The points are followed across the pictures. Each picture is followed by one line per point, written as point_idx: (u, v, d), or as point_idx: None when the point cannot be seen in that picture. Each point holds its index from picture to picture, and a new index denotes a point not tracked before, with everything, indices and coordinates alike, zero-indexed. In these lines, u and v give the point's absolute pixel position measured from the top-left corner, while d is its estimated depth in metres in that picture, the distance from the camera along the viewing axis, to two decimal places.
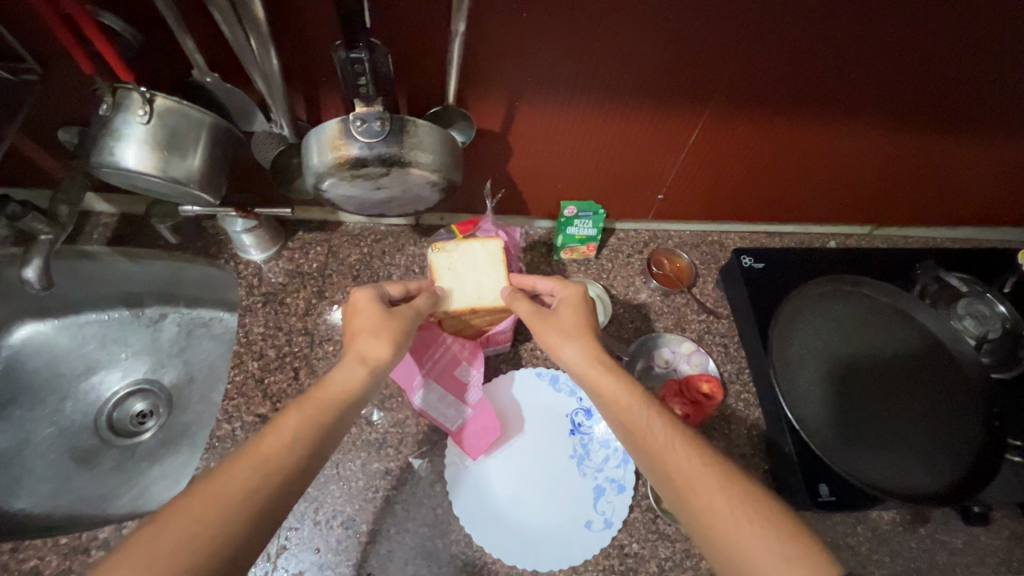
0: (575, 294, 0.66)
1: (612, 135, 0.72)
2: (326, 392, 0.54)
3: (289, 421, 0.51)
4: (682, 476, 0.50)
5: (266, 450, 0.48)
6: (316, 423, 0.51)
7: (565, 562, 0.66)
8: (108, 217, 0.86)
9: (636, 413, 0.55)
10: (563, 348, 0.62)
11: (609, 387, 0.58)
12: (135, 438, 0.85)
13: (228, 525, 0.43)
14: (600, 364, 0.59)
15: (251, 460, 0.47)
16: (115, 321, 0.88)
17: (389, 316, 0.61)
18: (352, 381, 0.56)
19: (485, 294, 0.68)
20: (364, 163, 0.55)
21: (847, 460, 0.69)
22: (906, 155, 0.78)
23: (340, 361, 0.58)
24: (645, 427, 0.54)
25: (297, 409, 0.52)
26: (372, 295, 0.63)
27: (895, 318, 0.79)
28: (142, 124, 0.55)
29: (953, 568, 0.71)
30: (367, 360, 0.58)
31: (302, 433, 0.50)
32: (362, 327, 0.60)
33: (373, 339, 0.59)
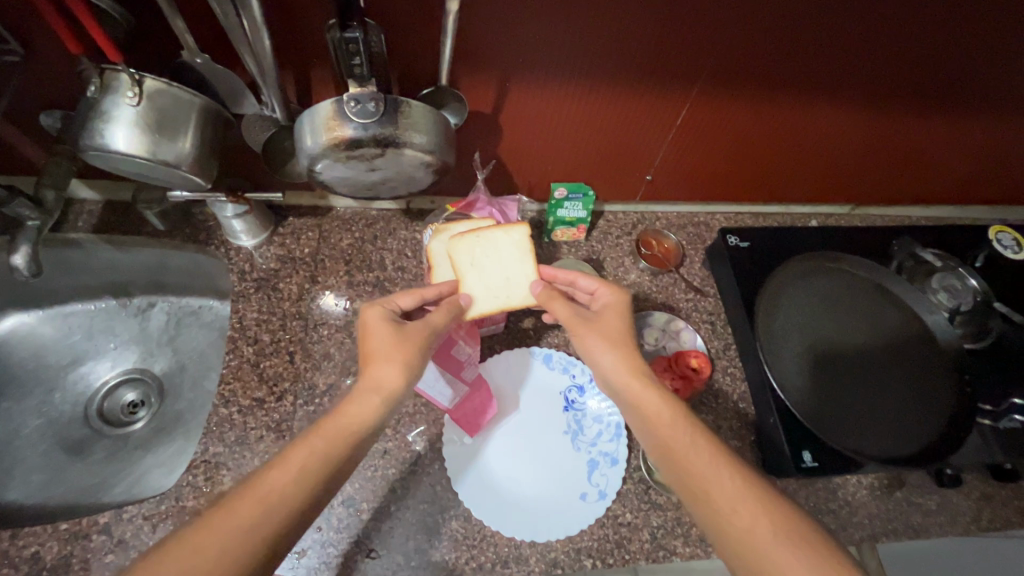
0: (619, 301, 0.67)
1: (602, 117, 0.73)
2: (341, 420, 0.54)
3: (298, 454, 0.50)
4: (722, 496, 0.51)
5: (268, 488, 0.47)
6: (326, 455, 0.51)
7: (561, 533, 0.68)
8: (92, 205, 0.84)
9: (675, 428, 0.56)
10: (603, 356, 0.62)
11: (645, 398, 0.58)
12: (128, 427, 0.85)
13: (230, 551, 0.43)
14: (639, 373, 0.60)
15: (254, 495, 0.47)
16: (102, 311, 0.87)
17: (401, 337, 0.59)
18: (365, 412, 0.55)
19: (515, 294, 0.70)
20: (358, 144, 0.55)
21: (830, 428, 0.72)
22: (884, 135, 0.81)
23: (355, 388, 0.57)
24: (688, 444, 0.54)
25: (308, 440, 0.51)
26: (382, 314, 0.61)
27: (874, 293, 0.82)
28: (131, 105, 0.55)
29: (926, 527, 0.76)
30: (381, 388, 0.56)
31: (309, 468, 0.50)
32: (373, 351, 0.58)
33: (387, 364, 0.57)
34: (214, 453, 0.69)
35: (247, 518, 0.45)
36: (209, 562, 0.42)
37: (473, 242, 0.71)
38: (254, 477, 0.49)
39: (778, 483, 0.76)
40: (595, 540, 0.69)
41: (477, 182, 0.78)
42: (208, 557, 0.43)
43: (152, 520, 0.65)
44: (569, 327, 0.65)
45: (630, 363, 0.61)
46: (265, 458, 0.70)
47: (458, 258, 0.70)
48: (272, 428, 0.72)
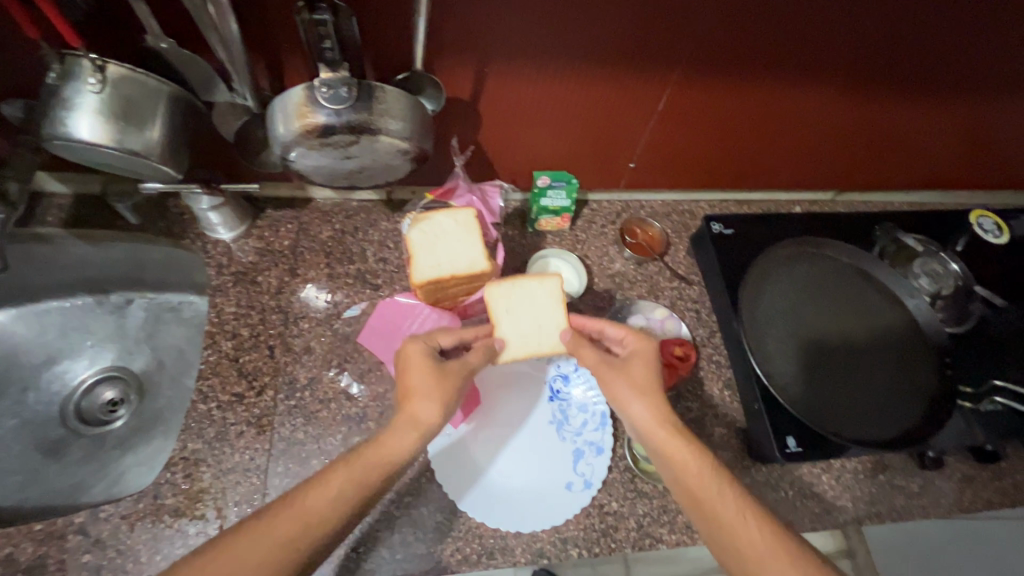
0: (647, 348, 0.66)
1: (584, 102, 0.72)
2: (378, 453, 0.56)
3: (335, 478, 0.53)
4: (752, 549, 0.53)
5: (305, 507, 0.51)
6: (359, 483, 0.53)
7: (547, 522, 0.68)
8: (62, 198, 0.81)
9: (706, 480, 0.57)
10: (631, 405, 0.62)
11: (672, 447, 0.59)
12: (107, 426, 0.84)
13: (265, 564, 0.47)
14: (667, 423, 0.61)
15: (294, 516, 0.50)
16: (77, 308, 0.83)
17: (442, 375, 0.61)
18: (402, 447, 0.57)
19: (545, 340, 0.68)
20: (332, 130, 0.54)
21: (813, 413, 0.72)
22: (865, 120, 0.81)
23: (393, 421, 0.58)
24: (717, 496, 0.56)
25: (345, 466, 0.54)
26: (423, 350, 0.62)
27: (856, 278, 0.83)
28: (93, 93, 0.53)
29: (909, 509, 0.76)
30: (419, 424, 0.58)
31: (345, 497, 0.52)
32: (413, 387, 0.60)
33: (428, 402, 0.59)
34: (193, 449, 0.68)
35: (283, 537, 0.49)
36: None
37: (506, 287, 0.69)
38: (293, 495, 0.52)
39: (763, 468, 0.76)
40: (581, 529, 0.69)
41: (457, 169, 0.77)
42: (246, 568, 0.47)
43: (130, 519, 0.63)
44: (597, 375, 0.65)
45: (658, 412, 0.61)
46: (246, 454, 0.69)
47: (494, 302, 0.67)
48: (253, 423, 0.70)
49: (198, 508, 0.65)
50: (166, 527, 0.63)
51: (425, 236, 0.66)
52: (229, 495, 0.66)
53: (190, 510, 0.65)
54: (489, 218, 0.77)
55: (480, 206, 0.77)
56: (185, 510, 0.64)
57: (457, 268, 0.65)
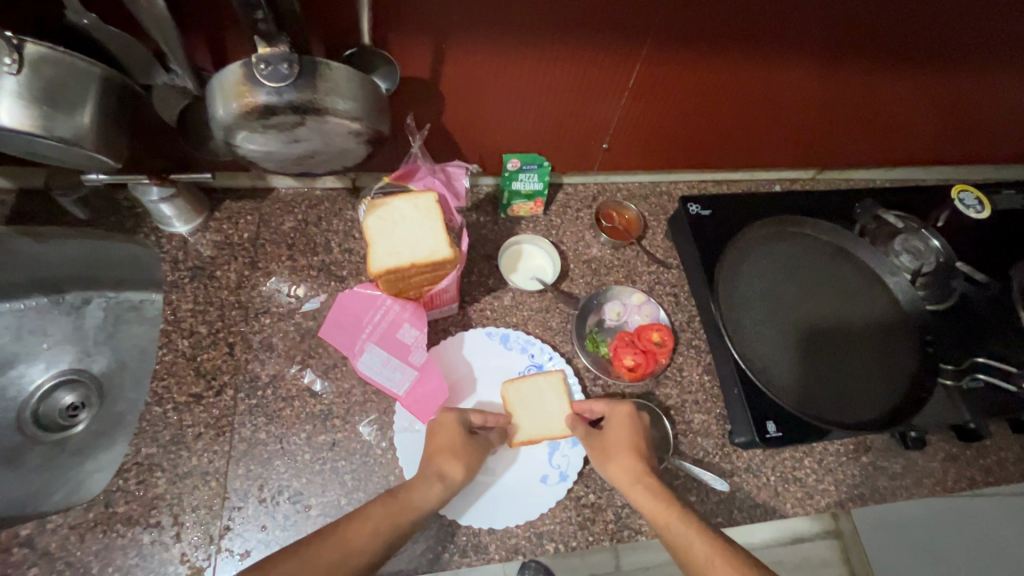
0: (624, 412, 0.66)
1: (550, 80, 0.69)
2: (407, 499, 0.56)
3: (374, 513, 0.54)
4: None
5: (347, 539, 0.51)
6: (393, 523, 0.54)
7: (521, 518, 0.66)
8: (4, 194, 0.77)
9: (676, 533, 0.55)
10: (608, 466, 0.63)
11: (647, 505, 0.58)
12: (68, 431, 0.79)
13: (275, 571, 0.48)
14: (638, 481, 0.60)
15: (337, 544, 0.51)
16: (32, 310, 0.79)
17: (471, 445, 0.63)
18: (428, 498, 0.57)
19: (554, 426, 0.68)
20: (273, 111, 0.50)
21: (795, 398, 0.70)
22: (843, 95, 0.79)
23: (419, 475, 0.59)
24: (687, 548, 0.54)
25: (383, 502, 0.55)
26: (458, 419, 0.64)
27: (837, 256, 0.80)
28: (11, 75, 0.48)
29: (892, 491, 0.75)
30: (444, 477, 0.59)
31: (380, 532, 0.53)
32: (442, 446, 0.61)
33: (455, 461, 0.60)
34: (148, 454, 0.65)
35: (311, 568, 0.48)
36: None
37: (519, 380, 0.71)
38: (337, 527, 0.53)
39: (743, 454, 0.74)
40: (557, 523, 0.67)
41: (414, 150, 0.72)
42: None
43: (80, 530, 0.60)
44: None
45: (627, 471, 0.61)
46: (204, 457, 0.66)
47: (507, 394, 0.70)
48: (212, 424, 0.67)
49: (154, 515, 0.62)
50: (119, 537, 0.61)
51: (384, 222, 0.63)
52: (186, 500, 0.63)
53: (144, 518, 0.62)
54: (453, 201, 0.73)
55: (443, 188, 0.73)
56: (140, 518, 0.62)
57: (418, 257, 0.61)
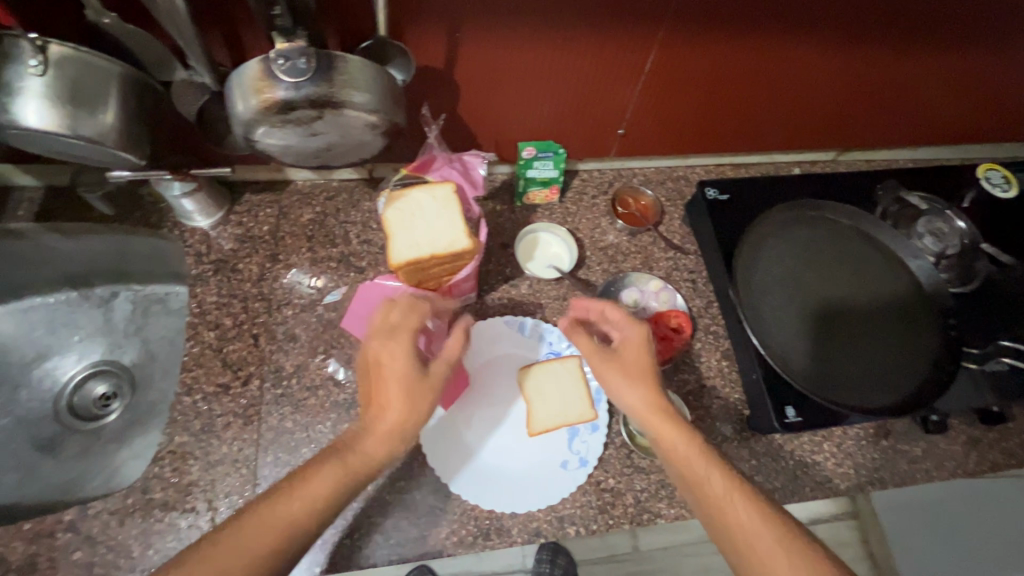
0: (640, 333, 0.64)
1: (565, 66, 0.68)
2: (360, 456, 0.52)
3: (323, 483, 0.50)
4: (741, 528, 0.52)
5: (290, 509, 0.48)
6: (345, 482, 0.51)
7: (542, 502, 0.67)
8: (34, 191, 0.79)
9: (694, 462, 0.56)
10: (622, 389, 0.61)
11: (665, 433, 0.58)
12: (101, 420, 0.82)
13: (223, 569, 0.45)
14: (661, 413, 0.59)
15: (278, 519, 0.47)
16: (63, 304, 0.81)
17: (425, 386, 0.56)
18: (383, 455, 0.53)
19: (572, 412, 0.70)
20: (292, 105, 0.50)
21: (814, 383, 0.70)
22: (866, 74, 0.77)
23: (373, 422, 0.54)
24: (703, 477, 0.55)
25: (334, 465, 0.51)
26: (410, 356, 0.56)
27: (858, 240, 0.79)
28: (38, 76, 0.49)
29: (912, 474, 0.75)
30: (404, 434, 0.54)
31: (333, 499, 0.50)
32: (395, 396, 0.54)
33: (414, 412, 0.55)
34: (180, 442, 0.67)
35: (268, 545, 0.46)
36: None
37: (534, 368, 0.73)
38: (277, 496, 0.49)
39: (761, 438, 0.75)
40: (578, 507, 0.68)
41: (428, 141, 0.72)
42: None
43: (119, 515, 0.63)
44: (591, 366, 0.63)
45: (647, 401, 0.60)
46: (234, 445, 0.68)
47: (525, 383, 0.72)
48: (240, 413, 0.69)
49: (188, 501, 0.64)
50: (156, 521, 0.63)
51: (402, 213, 0.64)
52: (219, 486, 0.65)
53: (179, 504, 0.64)
54: (470, 191, 0.72)
55: (460, 178, 0.72)
56: (175, 504, 0.64)
57: (439, 247, 0.63)
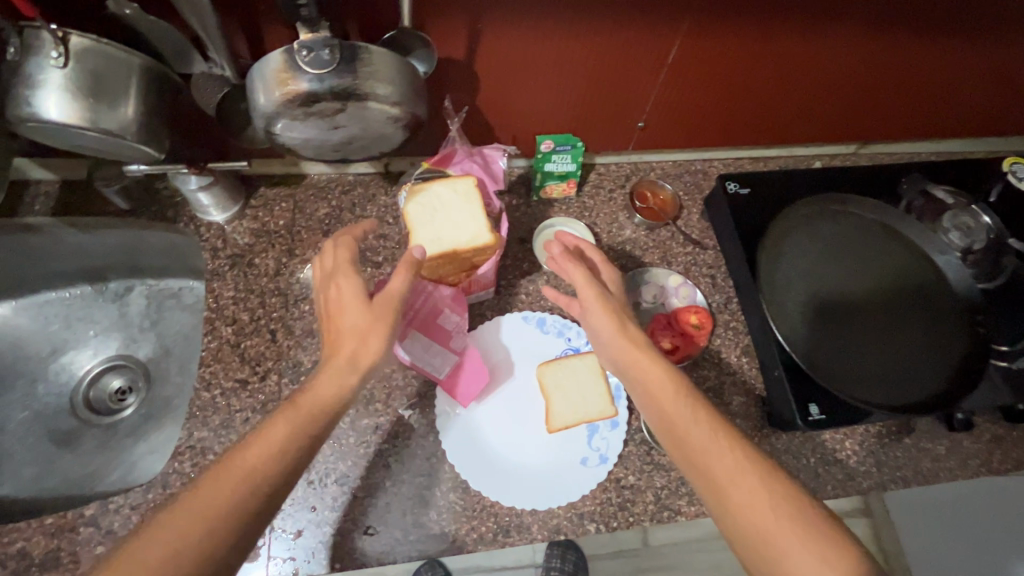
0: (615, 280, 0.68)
1: (585, 58, 0.67)
2: (314, 398, 0.52)
3: (277, 431, 0.49)
4: (718, 466, 0.51)
5: (251, 462, 0.46)
6: (304, 430, 0.50)
7: (563, 499, 0.67)
8: (49, 185, 0.79)
9: (668, 399, 0.56)
10: (604, 321, 0.62)
11: (645, 373, 0.58)
12: (118, 414, 0.82)
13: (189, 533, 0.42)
14: (640, 348, 0.60)
15: (239, 473, 0.45)
16: (78, 298, 0.81)
17: (374, 313, 0.57)
18: (340, 389, 0.53)
19: (592, 408, 0.70)
20: (316, 98, 0.50)
21: (838, 380, 0.69)
22: (890, 66, 0.76)
23: (328, 360, 0.55)
24: (679, 415, 0.55)
25: (290, 413, 0.50)
26: (359, 287, 0.58)
27: (884, 234, 0.77)
28: (58, 68, 0.49)
29: (935, 472, 0.75)
30: (358, 364, 0.54)
31: (293, 445, 0.49)
32: (349, 328, 0.56)
33: (367, 341, 0.55)
34: (200, 438, 0.67)
35: (229, 497, 0.44)
36: (227, 545, 0.43)
37: (552, 364, 0.72)
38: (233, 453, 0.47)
39: (782, 435, 0.74)
40: (598, 504, 0.68)
41: (451, 134, 0.72)
42: (227, 538, 0.43)
43: (140, 510, 0.63)
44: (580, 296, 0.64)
45: (629, 336, 0.60)
46: None
47: (544, 380, 0.72)
48: (259, 409, 0.69)
49: None
50: None
51: (424, 208, 0.66)
52: None
53: None
54: (492, 185, 0.74)
55: (481, 172, 0.73)
56: None
57: (461, 241, 0.64)
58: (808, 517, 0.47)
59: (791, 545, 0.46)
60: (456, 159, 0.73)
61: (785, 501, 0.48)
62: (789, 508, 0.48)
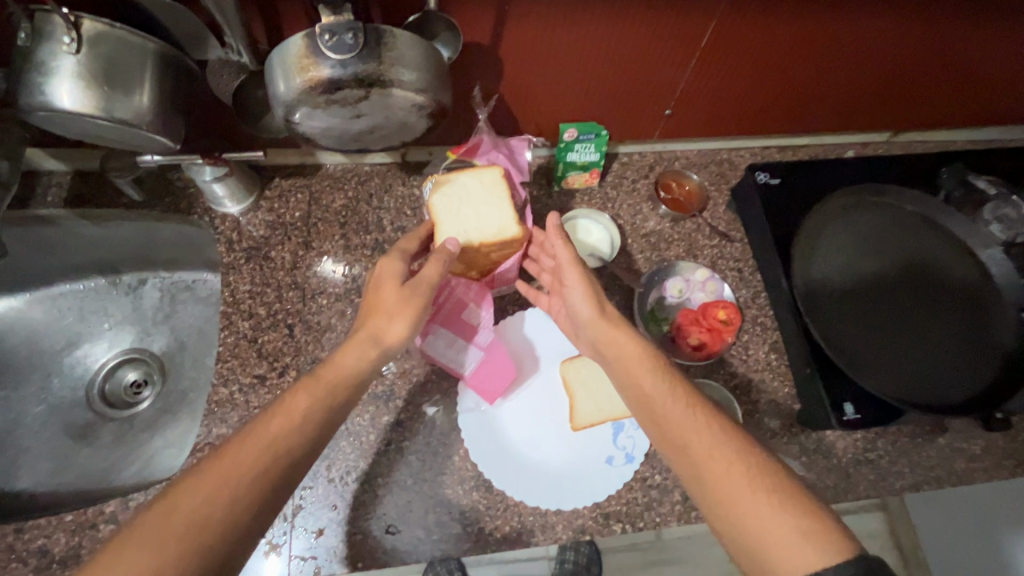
0: None
1: (614, 43, 0.64)
2: (337, 374, 0.53)
3: (298, 403, 0.50)
4: (693, 442, 0.50)
5: (269, 434, 0.47)
6: (325, 403, 0.51)
7: (589, 499, 0.65)
8: (62, 176, 0.77)
9: (644, 378, 0.55)
10: (581, 304, 0.62)
11: (621, 355, 0.58)
12: (133, 408, 0.80)
13: (217, 498, 0.42)
14: (618, 329, 0.60)
15: (260, 443, 0.46)
16: (92, 291, 0.80)
17: (405, 293, 0.58)
18: (362, 365, 0.55)
19: (618, 406, 0.68)
20: (338, 85, 0.47)
21: (872, 377, 0.67)
22: (932, 51, 0.72)
23: (352, 336, 0.56)
24: (655, 395, 0.54)
25: (310, 385, 0.52)
26: (397, 269, 0.60)
27: (923, 227, 0.74)
28: (71, 54, 0.47)
29: (971, 474, 0.72)
30: (380, 340, 0.56)
31: (314, 414, 0.50)
32: (379, 305, 0.58)
33: (394, 322, 0.57)
34: (219, 434, 0.66)
35: (251, 467, 0.45)
36: (249, 514, 0.43)
37: (577, 361, 0.71)
38: (255, 426, 0.48)
39: (813, 434, 0.72)
40: (624, 504, 0.66)
41: (480, 124, 0.69)
42: (248, 502, 0.43)
43: None
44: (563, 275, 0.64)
45: (610, 318, 0.61)
46: None
47: (568, 377, 0.70)
48: None
49: None
50: None
51: (449, 199, 0.65)
52: None
53: None
54: (518, 176, 0.72)
55: (507, 163, 0.71)
56: None
57: (487, 234, 0.63)
58: (792, 493, 0.45)
59: (766, 520, 0.44)
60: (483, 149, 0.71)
61: (764, 478, 0.46)
62: (769, 483, 0.46)
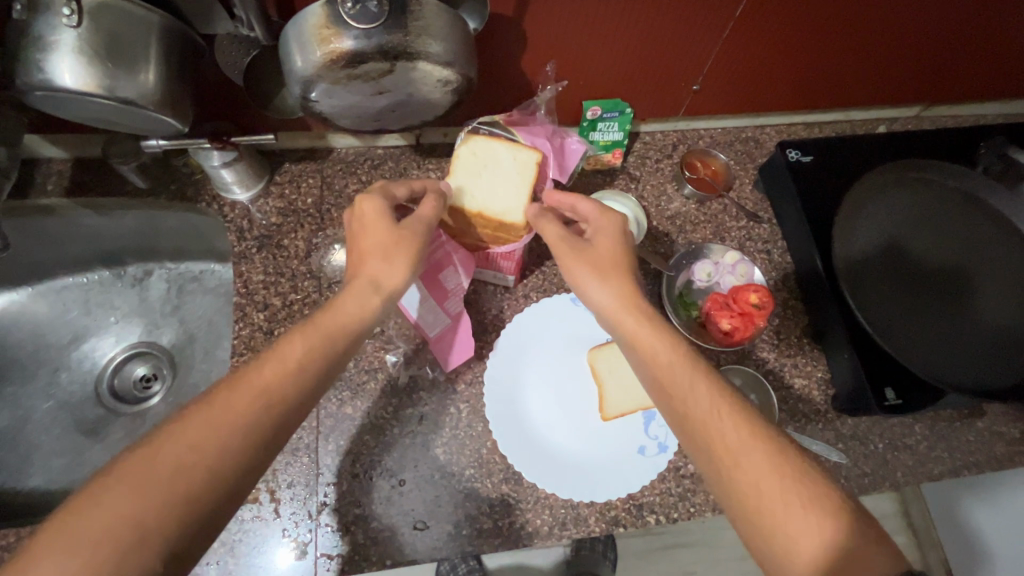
0: (614, 223, 0.59)
1: (643, 15, 0.60)
2: (336, 317, 0.50)
3: (294, 350, 0.47)
4: (722, 444, 0.45)
5: (258, 377, 0.45)
6: (321, 347, 0.48)
7: (622, 490, 0.62)
8: (61, 163, 0.73)
9: (669, 370, 0.50)
10: (595, 287, 0.56)
11: (644, 340, 0.52)
12: (143, 404, 0.78)
13: (201, 448, 0.40)
14: (639, 314, 0.54)
15: (250, 388, 0.44)
16: (96, 283, 0.77)
17: (398, 233, 0.54)
18: (358, 316, 0.51)
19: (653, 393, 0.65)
20: (361, 58, 0.44)
21: (914, 359, 0.65)
22: (972, 20, 0.69)
23: (348, 284, 0.53)
24: (684, 388, 0.49)
25: (303, 331, 0.49)
26: (378, 206, 0.56)
27: (963, 204, 0.72)
28: (70, 27, 0.43)
29: (1009, 458, 0.70)
30: (380, 286, 0.53)
31: (310, 362, 0.47)
32: (375, 247, 0.54)
33: (387, 265, 0.53)
34: None
35: (246, 407, 0.43)
36: (241, 475, 0.42)
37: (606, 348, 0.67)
38: (245, 372, 0.45)
39: (848, 420, 0.70)
40: (657, 495, 0.64)
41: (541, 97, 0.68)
42: (241, 461, 0.42)
43: None
44: (558, 255, 0.58)
45: (632, 301, 0.55)
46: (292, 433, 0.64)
47: (597, 364, 0.67)
48: None
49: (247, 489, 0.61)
50: None
51: (473, 157, 0.62)
52: (281, 476, 0.62)
53: None
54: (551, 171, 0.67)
55: (550, 151, 0.67)
56: None
57: (489, 209, 0.60)
58: (829, 500, 0.41)
59: (794, 530, 0.40)
60: (528, 126, 0.67)
61: (800, 485, 0.42)
62: (804, 491, 0.42)
